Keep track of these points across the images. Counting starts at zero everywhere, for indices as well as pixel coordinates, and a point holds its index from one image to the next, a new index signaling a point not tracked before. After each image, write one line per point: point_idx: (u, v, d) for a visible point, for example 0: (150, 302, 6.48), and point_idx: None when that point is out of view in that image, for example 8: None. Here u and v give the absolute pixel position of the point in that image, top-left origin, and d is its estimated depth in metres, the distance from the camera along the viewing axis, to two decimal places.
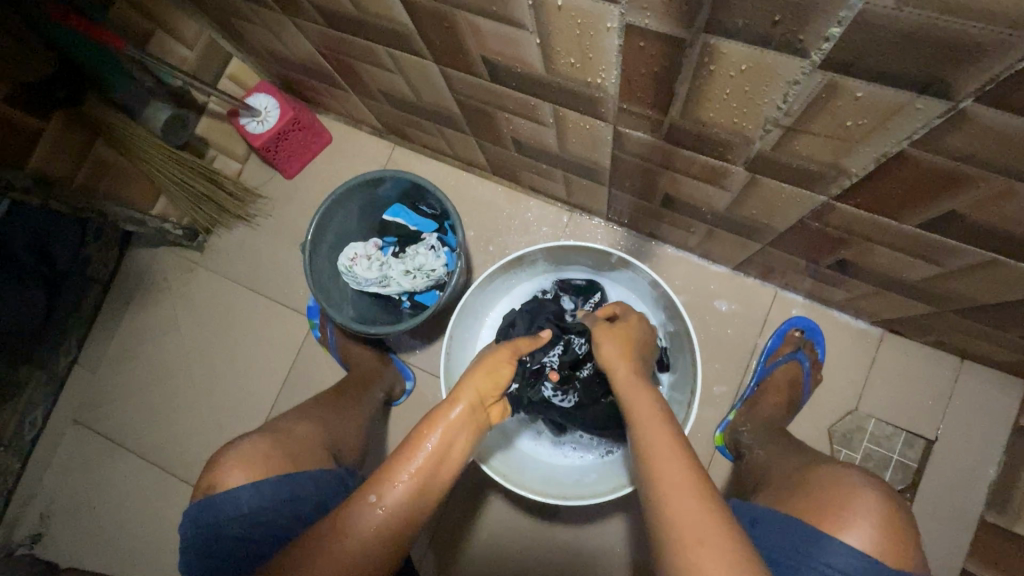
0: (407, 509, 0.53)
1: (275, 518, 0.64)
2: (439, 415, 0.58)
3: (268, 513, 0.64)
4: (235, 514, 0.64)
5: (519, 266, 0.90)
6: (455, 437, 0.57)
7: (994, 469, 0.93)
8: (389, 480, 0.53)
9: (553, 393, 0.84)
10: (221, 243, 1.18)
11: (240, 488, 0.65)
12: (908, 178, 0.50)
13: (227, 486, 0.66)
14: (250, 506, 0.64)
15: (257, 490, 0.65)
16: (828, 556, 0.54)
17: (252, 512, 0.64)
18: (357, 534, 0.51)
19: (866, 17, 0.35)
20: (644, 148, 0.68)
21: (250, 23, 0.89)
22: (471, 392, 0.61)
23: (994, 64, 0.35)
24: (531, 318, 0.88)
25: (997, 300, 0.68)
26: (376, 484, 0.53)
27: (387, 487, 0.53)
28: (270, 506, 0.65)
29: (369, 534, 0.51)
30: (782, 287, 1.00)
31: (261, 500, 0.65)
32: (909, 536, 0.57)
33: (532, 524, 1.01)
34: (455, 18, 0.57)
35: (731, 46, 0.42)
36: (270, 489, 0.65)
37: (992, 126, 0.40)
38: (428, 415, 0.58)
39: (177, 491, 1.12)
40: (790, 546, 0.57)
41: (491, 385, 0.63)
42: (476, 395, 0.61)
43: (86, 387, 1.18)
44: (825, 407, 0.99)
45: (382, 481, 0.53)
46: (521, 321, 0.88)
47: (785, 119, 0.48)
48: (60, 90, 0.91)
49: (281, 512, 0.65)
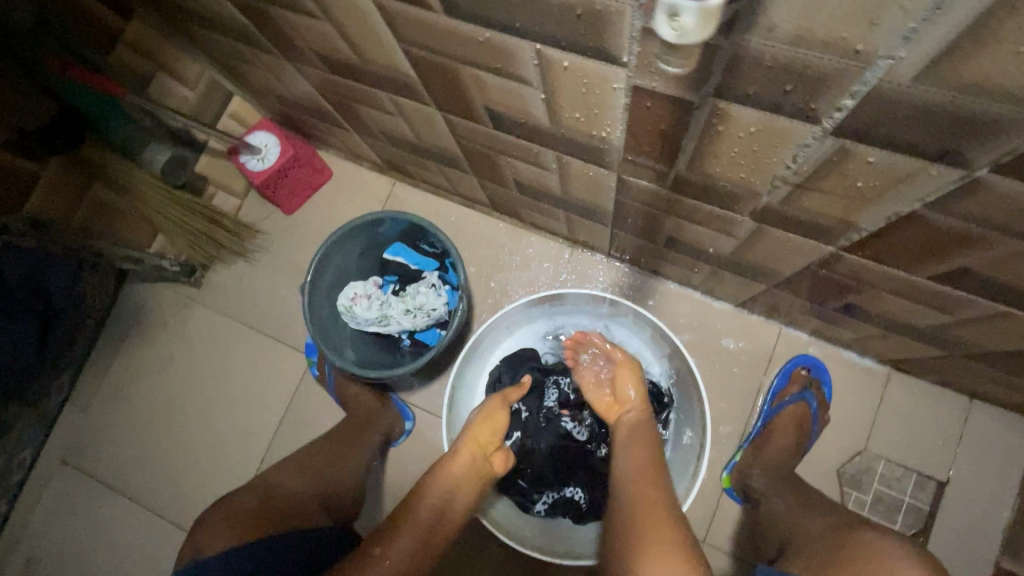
0: (410, 561, 0.59)
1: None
2: (441, 471, 0.67)
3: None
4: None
5: (512, 315, 0.89)
6: (456, 489, 0.66)
7: (1007, 513, 0.91)
8: (394, 533, 0.60)
9: (571, 426, 0.86)
10: (219, 279, 1.16)
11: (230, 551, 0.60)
12: (920, 236, 0.49)
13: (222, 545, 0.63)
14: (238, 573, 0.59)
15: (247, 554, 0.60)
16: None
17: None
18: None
19: (879, 93, 0.34)
20: (648, 195, 0.67)
21: (251, 66, 0.89)
22: (468, 448, 0.70)
23: (1010, 143, 0.34)
24: (515, 368, 0.89)
25: (1008, 347, 0.66)
26: (382, 537, 0.60)
27: (393, 538, 0.60)
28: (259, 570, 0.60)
29: None
30: (786, 325, 0.99)
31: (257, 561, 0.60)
32: None
33: (536, 569, 0.98)
34: (459, 71, 0.57)
35: (741, 111, 0.42)
36: (259, 551, 0.62)
37: (1009, 196, 0.39)
38: (432, 471, 0.67)
39: (168, 537, 1.08)
40: None
41: (488, 435, 0.71)
42: (476, 446, 0.70)
43: (76, 427, 1.15)
44: (833, 448, 0.97)
45: (388, 534, 0.60)
46: (506, 373, 0.89)
47: (793, 177, 0.48)
48: (60, 136, 0.92)
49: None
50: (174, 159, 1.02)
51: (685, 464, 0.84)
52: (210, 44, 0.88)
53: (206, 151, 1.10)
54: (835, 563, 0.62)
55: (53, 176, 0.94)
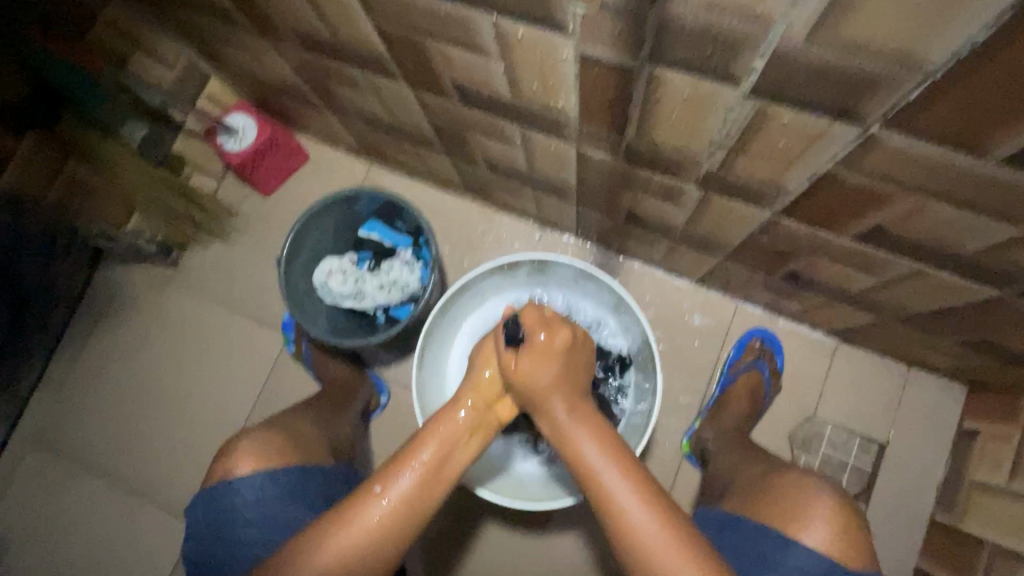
0: (411, 505, 0.54)
1: (289, 507, 0.67)
2: (443, 418, 0.59)
3: (284, 501, 0.67)
4: (249, 498, 0.67)
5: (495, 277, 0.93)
6: (463, 440, 0.58)
7: (940, 471, 0.98)
8: (394, 472, 0.55)
9: None
10: (196, 260, 1.18)
11: (255, 474, 0.68)
12: (838, 196, 0.55)
13: (233, 476, 0.69)
14: (261, 493, 0.67)
15: (272, 478, 0.68)
16: (790, 559, 0.61)
17: (269, 497, 0.67)
18: (363, 526, 0.53)
19: (781, 54, 0.40)
20: (606, 168, 0.72)
21: (229, 46, 0.91)
22: (472, 395, 0.61)
23: (891, 95, 0.40)
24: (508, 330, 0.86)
25: (931, 307, 0.73)
26: (382, 475, 0.55)
27: (393, 478, 0.54)
28: (288, 494, 0.68)
29: (372, 525, 0.53)
30: (741, 301, 1.05)
31: (279, 485, 0.68)
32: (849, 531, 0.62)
33: (507, 533, 1.03)
34: (425, 45, 0.61)
35: (673, 76, 0.47)
36: (287, 479, 0.69)
37: (899, 150, 0.45)
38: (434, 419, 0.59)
39: (146, 513, 1.09)
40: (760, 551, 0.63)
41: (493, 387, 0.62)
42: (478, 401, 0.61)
43: (49, 407, 1.15)
44: (784, 414, 1.03)
45: (390, 472, 0.55)
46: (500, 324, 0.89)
47: (726, 142, 0.53)
48: (39, 107, 0.96)
49: (297, 502, 0.68)
50: (150, 136, 1.06)
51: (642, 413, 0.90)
52: (190, 25, 0.91)
53: (184, 131, 1.12)
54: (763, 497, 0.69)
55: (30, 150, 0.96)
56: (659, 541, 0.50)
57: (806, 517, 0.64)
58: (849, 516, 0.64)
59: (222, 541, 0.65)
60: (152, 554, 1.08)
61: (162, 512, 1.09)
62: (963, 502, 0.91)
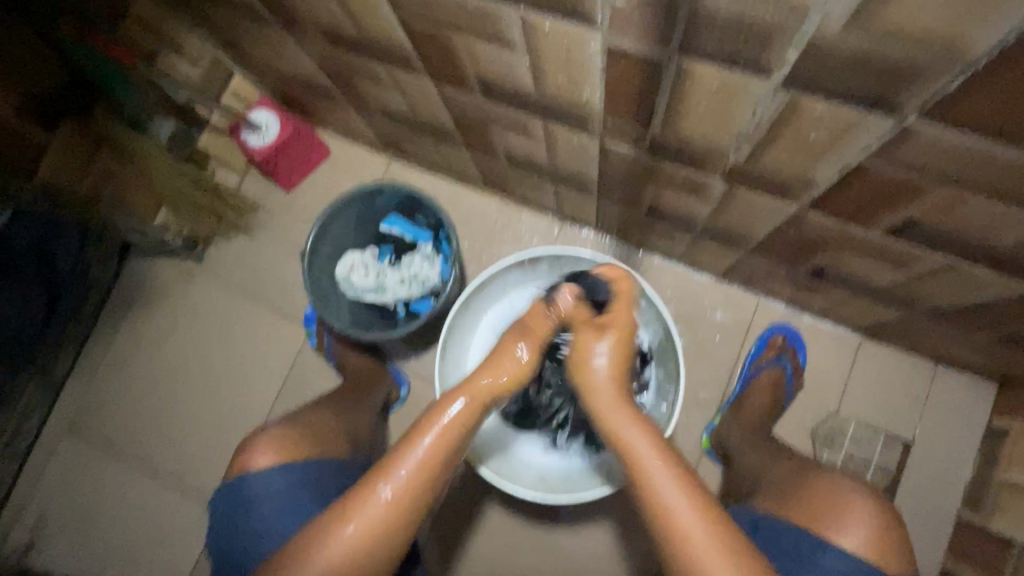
0: (411, 491, 0.56)
1: (303, 497, 0.68)
2: (437, 411, 0.62)
3: (298, 492, 0.68)
4: (265, 492, 0.68)
5: (521, 266, 0.93)
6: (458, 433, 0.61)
7: (968, 470, 0.97)
8: (392, 464, 0.57)
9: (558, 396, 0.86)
10: (220, 254, 1.20)
11: (270, 468, 0.70)
12: (870, 189, 0.54)
13: (248, 471, 0.70)
14: (276, 486, 0.68)
15: (285, 471, 0.70)
16: (827, 560, 0.61)
17: (283, 490, 0.68)
18: (367, 517, 0.54)
19: (816, 43, 0.39)
20: (628, 161, 0.72)
21: (254, 43, 0.93)
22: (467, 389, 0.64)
23: (932, 84, 0.39)
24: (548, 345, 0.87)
25: (962, 302, 0.71)
26: (381, 470, 0.57)
27: (392, 471, 0.56)
28: (302, 487, 0.69)
29: (374, 517, 0.54)
30: (763, 295, 1.04)
31: (291, 477, 0.69)
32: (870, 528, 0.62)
33: (525, 525, 1.03)
34: (450, 38, 0.61)
35: (703, 68, 0.46)
36: (299, 472, 0.70)
37: (936, 141, 0.44)
38: (428, 413, 0.62)
39: (174, 500, 1.12)
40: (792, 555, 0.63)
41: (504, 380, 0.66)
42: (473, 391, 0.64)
43: (80, 396, 1.19)
44: (807, 410, 1.02)
45: (388, 466, 0.57)
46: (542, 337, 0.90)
47: (755, 134, 0.53)
48: (71, 104, 0.99)
49: (310, 494, 0.69)
50: (176, 134, 1.09)
51: (663, 405, 0.91)
52: (216, 21, 0.92)
53: (209, 129, 1.14)
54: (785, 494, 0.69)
55: (64, 145, 0.99)
56: (679, 500, 0.53)
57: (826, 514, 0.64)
58: (875, 513, 0.63)
59: (242, 534, 0.67)
60: (180, 541, 1.11)
61: (189, 500, 1.12)
62: (991, 501, 0.90)
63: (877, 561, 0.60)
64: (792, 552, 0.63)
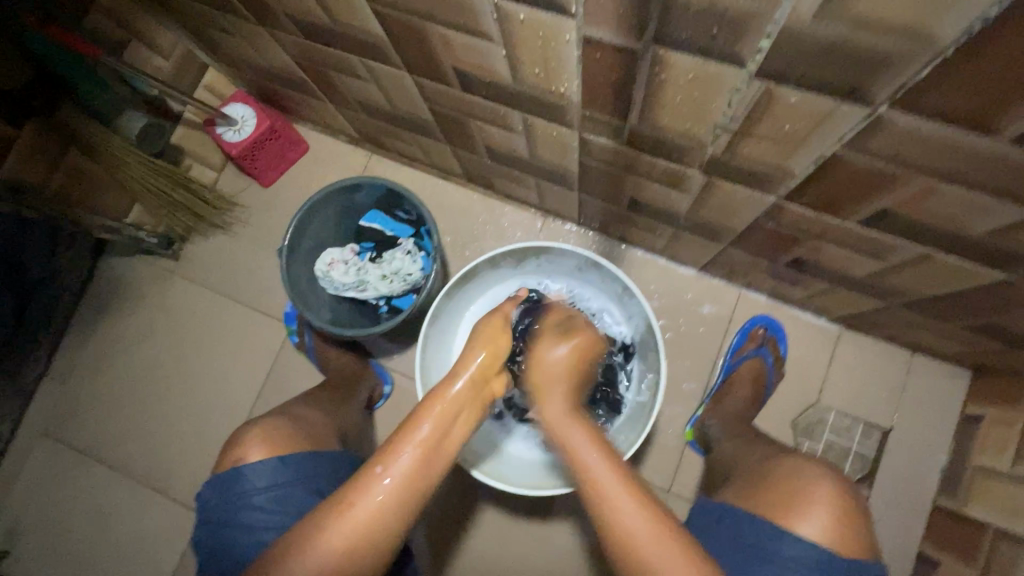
0: (411, 479, 0.53)
1: (299, 493, 0.67)
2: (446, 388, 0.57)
3: (294, 486, 0.68)
4: (260, 486, 0.67)
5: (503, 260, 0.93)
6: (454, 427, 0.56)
7: (945, 457, 0.98)
8: (393, 450, 0.53)
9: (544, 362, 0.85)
10: (198, 252, 1.18)
11: (264, 460, 0.68)
12: (846, 178, 0.54)
13: (243, 463, 0.69)
14: (272, 481, 0.67)
15: (280, 464, 0.68)
16: (786, 549, 0.61)
17: (281, 484, 0.67)
18: (366, 506, 0.51)
19: (788, 32, 0.39)
20: (608, 154, 0.71)
21: (227, 34, 0.90)
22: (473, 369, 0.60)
23: (902, 73, 0.39)
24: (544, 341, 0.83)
25: (936, 291, 0.72)
26: (380, 455, 0.54)
27: (392, 458, 0.53)
28: (296, 482, 0.68)
29: (372, 505, 0.51)
30: (745, 287, 1.05)
31: (291, 471, 0.68)
32: (844, 516, 0.63)
33: (512, 519, 1.03)
34: (426, 30, 0.60)
35: (678, 57, 0.46)
36: (296, 466, 0.69)
37: (908, 130, 0.44)
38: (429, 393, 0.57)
39: (152, 504, 1.10)
40: (758, 542, 0.63)
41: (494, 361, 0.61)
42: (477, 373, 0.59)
43: (55, 400, 1.16)
44: (788, 400, 1.03)
45: (387, 451, 0.54)
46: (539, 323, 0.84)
47: (731, 125, 0.53)
48: (36, 98, 0.95)
49: (308, 489, 0.68)
50: (150, 126, 1.06)
51: (646, 393, 0.91)
52: (183, 10, 0.89)
53: (183, 123, 1.13)
54: (764, 487, 0.69)
55: (30, 141, 0.96)
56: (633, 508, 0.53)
57: (800, 502, 0.64)
58: (852, 502, 0.64)
59: (232, 527, 0.66)
60: (160, 545, 1.08)
61: (169, 503, 1.10)
62: (967, 486, 0.91)
63: (856, 553, 0.61)
64: (753, 542, 0.63)
